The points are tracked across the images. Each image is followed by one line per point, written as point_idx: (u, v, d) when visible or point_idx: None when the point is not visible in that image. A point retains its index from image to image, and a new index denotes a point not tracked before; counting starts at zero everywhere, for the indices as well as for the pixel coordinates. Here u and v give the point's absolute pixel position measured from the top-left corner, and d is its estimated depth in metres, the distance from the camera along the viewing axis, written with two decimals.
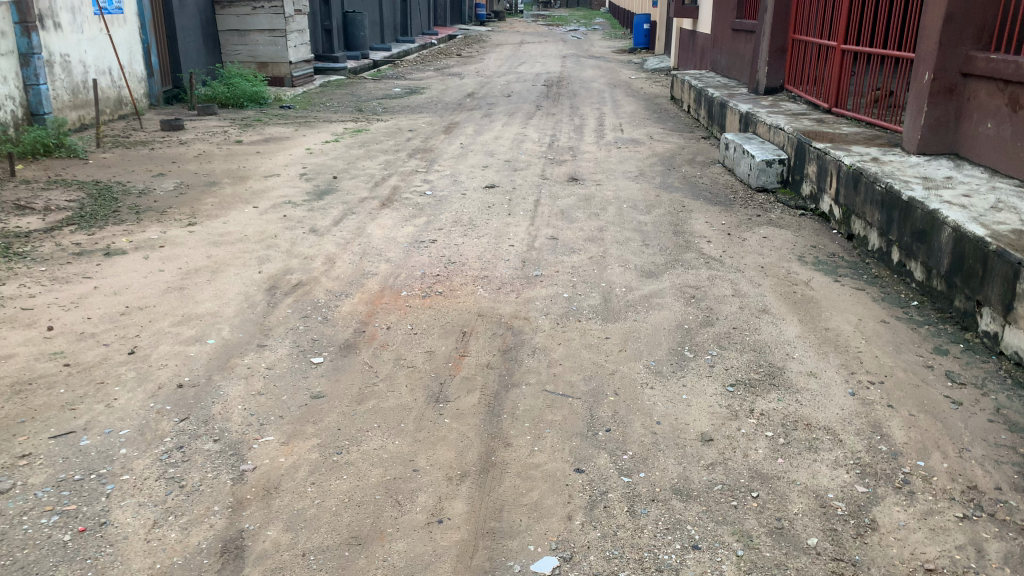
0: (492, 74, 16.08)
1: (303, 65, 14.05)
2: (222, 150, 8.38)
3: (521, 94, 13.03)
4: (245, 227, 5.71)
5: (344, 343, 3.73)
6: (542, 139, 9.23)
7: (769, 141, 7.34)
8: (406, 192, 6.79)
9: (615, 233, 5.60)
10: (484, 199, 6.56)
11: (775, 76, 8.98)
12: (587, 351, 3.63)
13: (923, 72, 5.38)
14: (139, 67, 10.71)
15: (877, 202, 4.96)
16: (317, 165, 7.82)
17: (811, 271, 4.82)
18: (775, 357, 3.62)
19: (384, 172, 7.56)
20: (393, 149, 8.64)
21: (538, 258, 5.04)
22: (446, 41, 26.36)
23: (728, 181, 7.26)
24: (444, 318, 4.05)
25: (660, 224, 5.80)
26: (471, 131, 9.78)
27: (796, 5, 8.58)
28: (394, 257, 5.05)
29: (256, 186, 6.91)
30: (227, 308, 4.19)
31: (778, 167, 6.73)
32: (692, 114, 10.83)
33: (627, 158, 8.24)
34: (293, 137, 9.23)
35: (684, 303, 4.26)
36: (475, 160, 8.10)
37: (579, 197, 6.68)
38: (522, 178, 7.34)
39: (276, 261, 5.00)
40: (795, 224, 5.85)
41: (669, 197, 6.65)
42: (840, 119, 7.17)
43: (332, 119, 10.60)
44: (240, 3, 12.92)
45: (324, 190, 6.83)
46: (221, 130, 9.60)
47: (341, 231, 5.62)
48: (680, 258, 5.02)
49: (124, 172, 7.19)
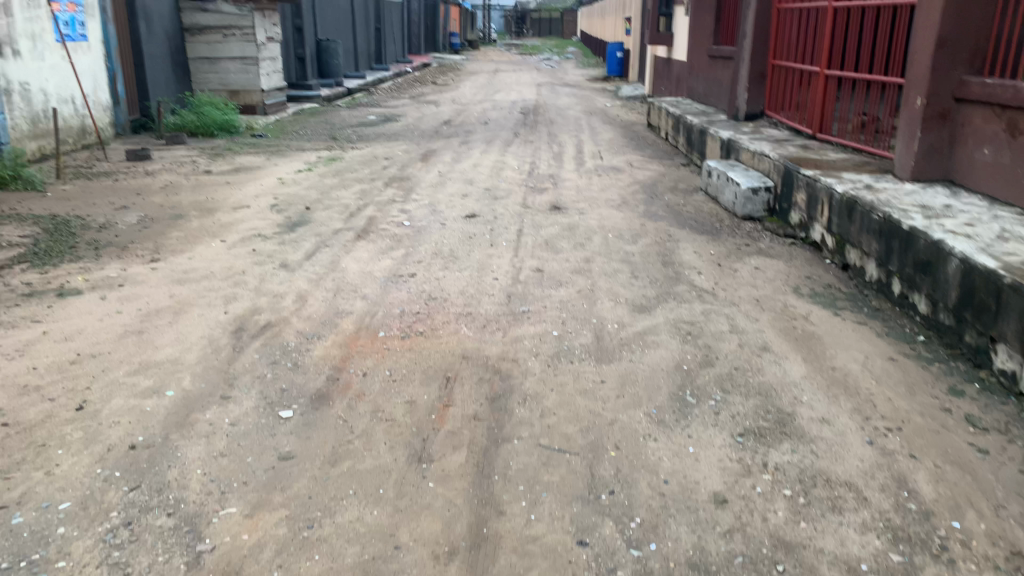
0: (469, 102, 15.91)
1: (276, 92, 13.83)
2: (189, 181, 8.05)
3: (499, 121, 12.84)
4: (211, 263, 5.38)
5: (316, 394, 3.41)
6: (521, 167, 9.01)
7: (755, 167, 7.15)
8: (382, 223, 6.50)
9: (602, 264, 5.35)
10: (464, 230, 6.28)
11: (756, 101, 8.85)
12: (582, 398, 3.34)
13: (915, 96, 5.22)
14: (104, 95, 10.36)
15: (873, 231, 4.75)
16: (288, 195, 7.51)
17: (810, 303, 4.59)
18: (783, 402, 3.36)
19: (360, 201, 7.27)
20: (368, 178, 8.36)
21: (524, 292, 4.76)
22: (421, 68, 26.25)
23: (714, 208, 7.06)
24: (425, 361, 3.74)
25: (649, 254, 5.56)
26: (448, 158, 9.54)
27: (775, 31, 8.47)
28: (371, 293, 4.75)
29: (224, 219, 6.58)
30: (188, 354, 3.86)
31: (765, 195, 6.52)
32: (671, 140, 10.67)
33: (610, 185, 8.02)
34: (265, 167, 8.92)
35: (681, 341, 3.98)
36: (454, 188, 7.85)
37: (562, 226, 6.43)
38: (503, 206, 7.08)
39: (243, 300, 4.68)
40: (787, 253, 5.64)
41: (655, 225, 6.42)
42: (827, 144, 7.01)
43: (305, 147, 10.30)
44: (210, 30, 12.65)
45: (296, 221, 6.52)
46: (190, 159, 9.26)
47: (314, 266, 5.32)
48: (672, 291, 4.77)
49: (84, 205, 6.84)
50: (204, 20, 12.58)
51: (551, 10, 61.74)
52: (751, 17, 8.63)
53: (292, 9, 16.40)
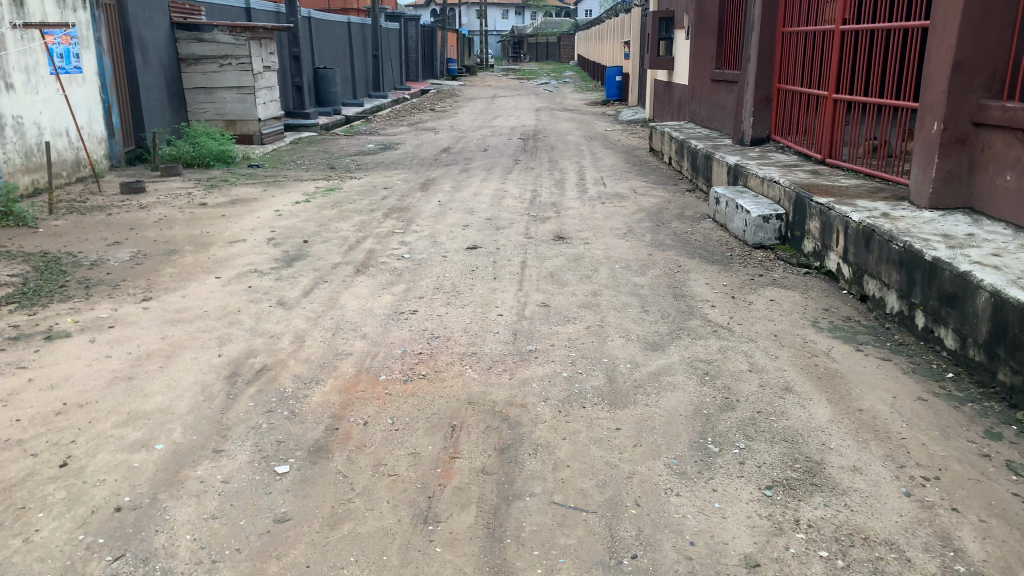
0: (467, 129, 15.83)
1: (273, 122, 13.78)
2: (185, 214, 7.89)
3: (499, 148, 12.73)
4: (206, 302, 5.20)
5: (315, 445, 3.22)
6: (523, 195, 8.87)
7: (763, 194, 7.01)
8: (382, 256, 6.34)
9: (610, 298, 5.18)
10: (466, 262, 6.11)
11: (761, 126, 8.75)
12: (597, 447, 3.15)
13: (931, 121, 5.09)
14: (99, 127, 10.24)
15: (894, 261, 4.59)
16: (286, 227, 7.35)
17: (830, 339, 4.42)
18: (811, 449, 3.17)
19: (359, 234, 7.11)
20: (367, 209, 8.20)
21: (530, 329, 4.58)
22: (419, 95, 26.28)
23: (722, 237, 6.90)
24: (429, 407, 3.55)
25: (658, 287, 5.39)
26: (448, 187, 9.40)
27: (779, 55, 8.38)
28: (371, 332, 4.57)
29: (220, 253, 6.41)
30: (180, 402, 3.67)
31: (776, 223, 6.38)
32: (674, 166, 10.55)
33: (614, 213, 7.87)
34: (262, 198, 8.77)
35: (697, 382, 3.82)
36: (455, 219, 7.69)
37: (567, 257, 6.27)
38: (506, 237, 6.92)
39: (238, 341, 4.49)
40: (801, 284, 5.47)
41: (662, 255, 6.26)
42: (836, 170, 6.87)
43: (303, 177, 10.17)
44: (207, 61, 12.60)
45: (293, 256, 6.35)
46: (185, 192, 9.11)
47: (312, 303, 5.14)
48: (684, 326, 4.60)
49: (76, 241, 6.67)
50: (201, 50, 12.54)
51: (547, 36, 62.15)
52: (755, 42, 8.54)
53: (289, 38, 16.37)
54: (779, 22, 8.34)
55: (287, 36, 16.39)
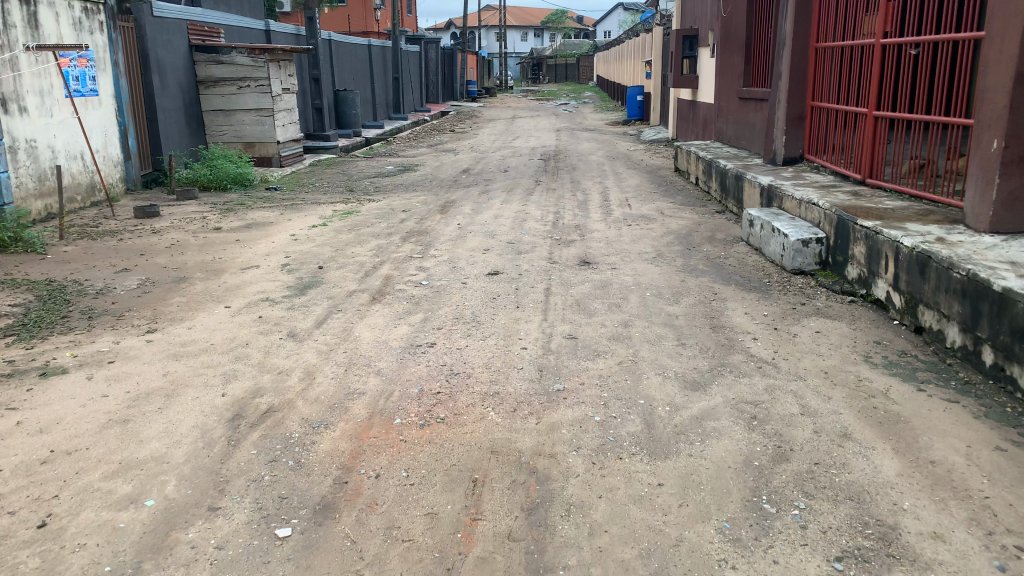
0: (488, 149, 15.58)
1: (292, 144, 13.62)
2: (197, 239, 7.64)
3: (520, 169, 12.45)
4: (212, 334, 4.91)
5: (321, 503, 2.88)
6: (545, 217, 8.55)
7: (801, 216, 6.63)
8: (399, 283, 6.03)
9: (642, 329, 4.82)
10: (487, 289, 5.79)
11: (794, 145, 8.39)
12: (638, 508, 2.81)
13: (990, 139, 4.72)
14: (114, 150, 10.09)
15: (955, 291, 4.20)
16: (301, 252, 7.08)
17: (887, 376, 4.03)
18: (882, 511, 2.80)
19: (375, 259, 6.81)
20: (385, 233, 7.91)
21: (557, 364, 4.24)
22: (438, 116, 26.15)
23: (758, 261, 6.53)
24: (448, 456, 3.21)
25: (693, 317, 5.04)
26: (469, 209, 9.10)
27: (812, 71, 8.03)
28: (386, 367, 4.24)
29: (230, 281, 6.14)
30: (176, 450, 3.36)
31: (816, 247, 5.99)
32: (702, 186, 10.19)
33: (642, 236, 7.52)
34: (277, 222, 8.52)
35: (744, 429, 3.46)
36: (475, 242, 7.38)
37: (594, 283, 5.92)
38: (529, 262, 6.58)
39: (244, 379, 4.18)
40: (848, 313, 5.09)
41: (696, 281, 5.90)
42: (879, 191, 6.49)
43: (321, 200, 9.94)
44: (225, 83, 12.47)
45: (307, 283, 6.06)
46: (200, 215, 8.89)
47: (325, 334, 4.83)
48: (725, 362, 4.24)
49: (83, 268, 6.43)
50: (219, 72, 12.41)
51: (567, 57, 62.19)
52: (787, 58, 8.21)
53: (309, 59, 16.25)
54: (812, 37, 7.99)
55: (307, 58, 16.28)
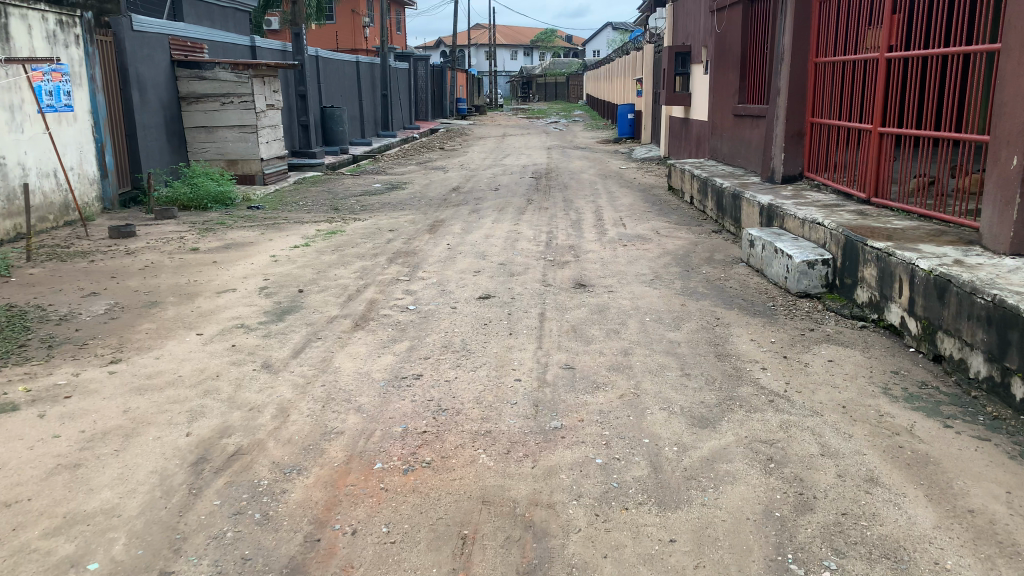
0: (477, 167, 15.30)
1: (276, 161, 13.31)
2: (173, 260, 7.30)
3: (510, 187, 12.16)
4: (181, 364, 4.57)
5: (288, 567, 2.54)
6: (537, 237, 8.25)
7: (804, 236, 6.35)
8: (384, 307, 5.70)
9: (643, 358, 4.51)
10: (478, 314, 5.47)
11: (793, 163, 8.15)
12: (648, 570, 2.48)
13: (1008, 155, 4.46)
14: (90, 168, 9.75)
15: (978, 318, 3.90)
16: (281, 275, 6.74)
17: (909, 410, 3.73)
18: (922, 571, 2.49)
19: (360, 281, 6.48)
20: (371, 254, 7.59)
21: (553, 397, 3.91)
22: (428, 134, 25.93)
23: (760, 283, 6.25)
24: (434, 508, 2.87)
25: (696, 344, 4.73)
26: (458, 229, 8.80)
27: (813, 87, 7.80)
28: (368, 403, 3.91)
29: (204, 306, 5.79)
30: (129, 501, 3.01)
31: (822, 269, 5.71)
32: (697, 205, 9.93)
33: (638, 257, 7.23)
34: (258, 242, 8.19)
35: (761, 472, 3.15)
36: (465, 264, 7.06)
37: (591, 307, 5.61)
38: (521, 285, 6.28)
39: (212, 415, 3.84)
40: (860, 340, 4.80)
41: (697, 305, 5.61)
42: (885, 210, 6.23)
43: (304, 219, 9.61)
44: (208, 99, 12.17)
45: (286, 307, 5.73)
46: (177, 235, 8.55)
47: (303, 365, 4.50)
48: (734, 395, 3.93)
49: (49, 292, 6.08)
50: (202, 88, 12.12)
51: (556, 76, 62.29)
52: (785, 74, 7.98)
53: (296, 76, 15.99)
54: (811, 52, 7.77)
55: (293, 75, 16.02)
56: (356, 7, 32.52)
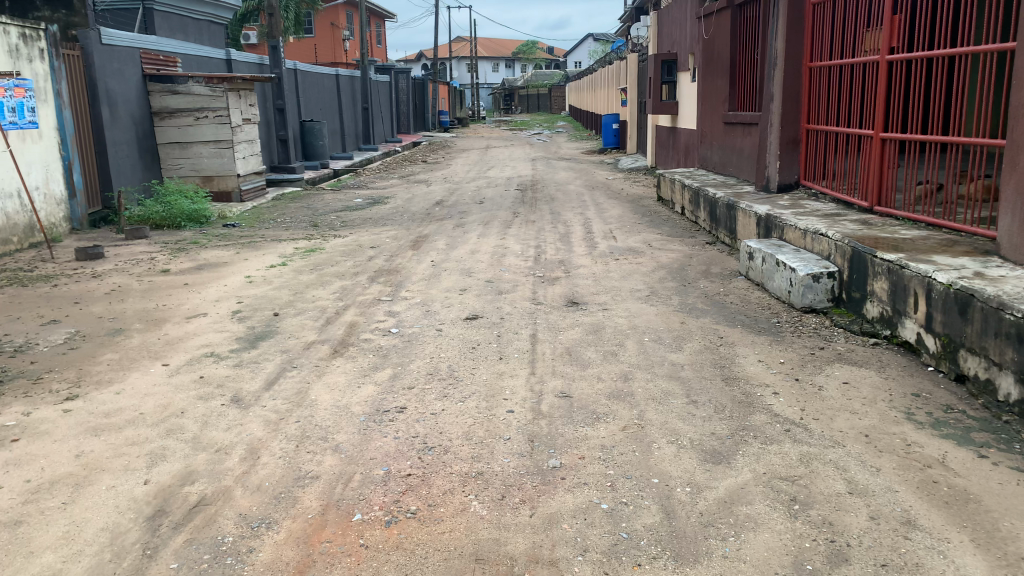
0: (461, 180, 15.00)
1: (254, 177, 12.96)
2: (141, 283, 6.92)
3: (495, 200, 11.85)
4: (143, 400, 4.19)
5: None
6: (525, 252, 7.93)
7: (806, 248, 6.08)
8: (364, 331, 5.35)
9: (644, 383, 4.19)
10: (465, 337, 5.13)
11: (789, 171, 7.90)
12: None
13: None
14: (57, 187, 9.34)
15: (1007, 336, 3.61)
16: (256, 297, 6.38)
17: (938, 438, 3.42)
18: None
19: (340, 303, 6.13)
20: (351, 272, 7.24)
21: (549, 431, 3.57)
22: (410, 148, 25.61)
23: (761, 298, 5.96)
24: (422, 570, 2.53)
25: (701, 366, 4.43)
26: (442, 245, 8.46)
27: (808, 92, 7.57)
28: (347, 441, 3.55)
29: (173, 333, 5.42)
30: (73, 567, 2.64)
31: (828, 282, 5.43)
32: (689, 215, 9.67)
33: (631, 272, 6.92)
34: (233, 262, 7.83)
35: (785, 516, 2.83)
36: (450, 282, 6.72)
37: (585, 327, 5.29)
38: (510, 303, 5.95)
39: (174, 459, 3.46)
40: (874, 359, 4.51)
41: (697, 323, 5.30)
42: (890, 219, 5.97)
43: (282, 237, 9.25)
44: (181, 114, 11.80)
45: (259, 333, 5.37)
46: (148, 256, 8.16)
47: (277, 399, 4.14)
48: (747, 426, 3.63)
49: (5, 321, 5.68)
50: (175, 103, 11.72)
51: (538, 87, 62.27)
52: (778, 79, 7.73)
53: (273, 90, 15.65)
54: (806, 56, 7.54)
55: (271, 89, 15.67)
56: (335, 21, 32.27)
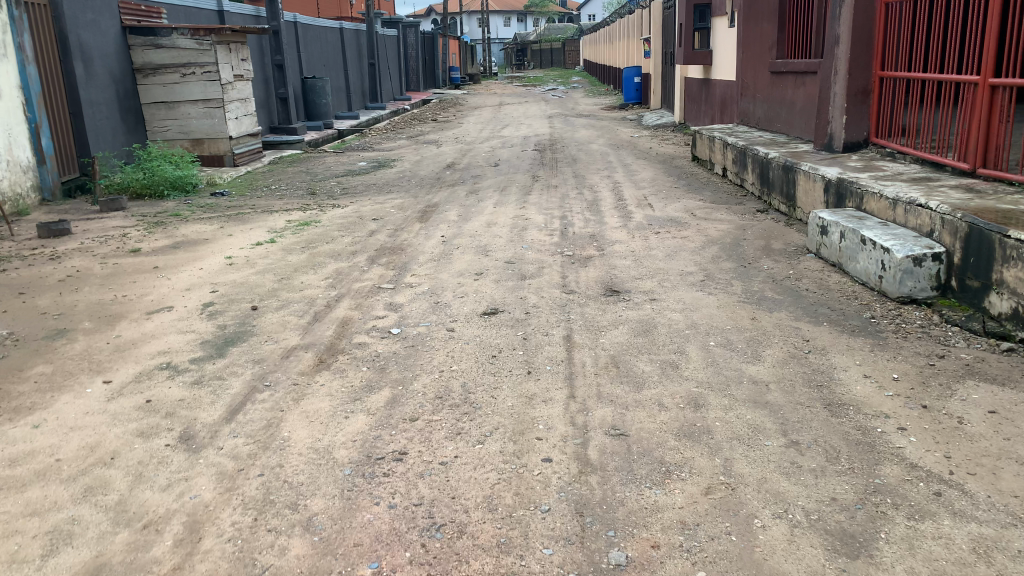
0: (474, 140, 13.85)
1: (248, 139, 11.88)
2: (104, 267, 5.92)
3: (512, 162, 10.73)
4: (67, 436, 3.21)
5: None
6: (550, 224, 6.87)
7: (895, 220, 4.98)
8: (358, 332, 4.32)
9: (721, 414, 3.16)
10: (483, 340, 4.11)
11: (858, 127, 6.76)
12: None
13: None
14: (23, 153, 8.31)
15: None
16: (233, 284, 5.37)
17: None
18: None
19: (332, 292, 5.10)
20: (348, 251, 6.21)
21: (604, 497, 2.58)
22: (420, 106, 24.34)
23: (842, 283, 4.90)
24: None
25: (791, 387, 3.41)
26: (454, 216, 7.41)
27: (883, 32, 6.40)
28: (324, 513, 2.57)
29: (126, 335, 4.42)
30: None
31: (932, 266, 4.36)
32: (733, 178, 8.54)
33: (677, 249, 5.86)
34: (215, 239, 6.81)
35: None
36: (464, 263, 5.69)
37: (631, 325, 4.26)
38: (536, 292, 4.91)
39: (84, 541, 2.48)
40: (1017, 372, 3.46)
41: (772, 320, 4.26)
42: (1003, 185, 4.86)
43: (274, 207, 8.22)
44: (166, 70, 10.74)
45: (232, 335, 4.38)
46: (120, 232, 7.16)
47: (238, 438, 3.15)
48: (880, 486, 2.61)
49: None
50: (159, 58, 10.68)
51: (551, 41, 60.21)
52: (847, 17, 6.55)
53: (270, 44, 14.48)
54: None
55: (268, 43, 14.50)
56: None
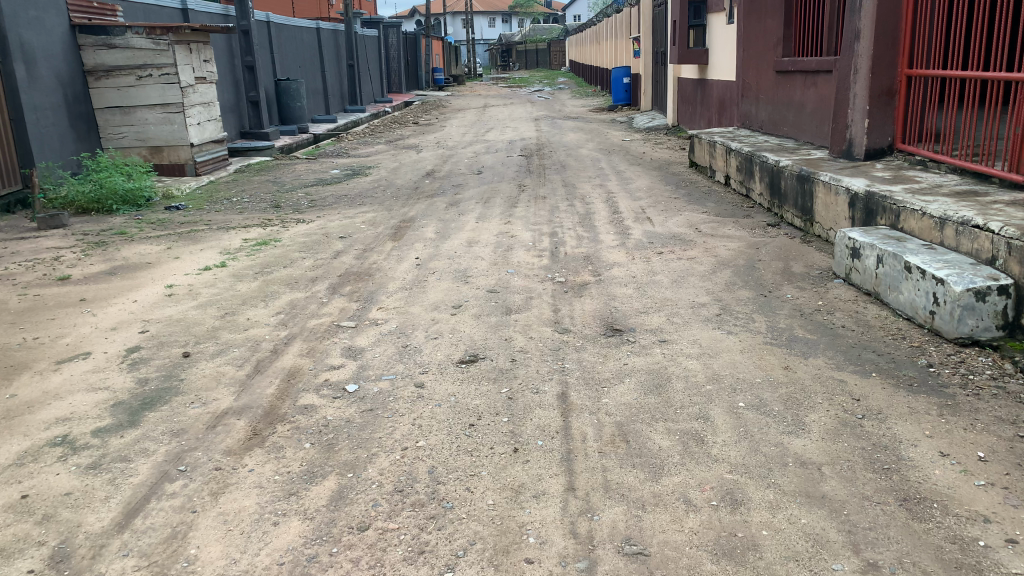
0: (456, 145, 13.06)
1: (212, 145, 11.05)
2: (22, 299, 5.11)
3: (497, 170, 9.97)
4: None
5: None
6: (538, 242, 6.10)
7: (943, 242, 4.25)
8: (306, 389, 3.53)
9: (768, 518, 2.41)
10: (458, 401, 3.34)
11: (881, 132, 6.04)
12: None
13: None
14: None
15: None
16: (166, 323, 4.56)
17: None
18: None
19: (283, 333, 4.30)
20: (309, 277, 5.42)
21: None
22: (403, 109, 23.52)
23: (883, 318, 4.17)
24: None
25: (852, 471, 2.67)
26: (431, 232, 6.63)
27: (910, 24, 5.67)
28: None
29: (23, 394, 3.61)
30: None
31: (998, 301, 3.63)
32: (738, 186, 7.80)
33: (685, 273, 5.11)
34: (158, 263, 6.00)
35: None
36: (440, 293, 4.90)
37: (640, 379, 3.49)
38: (524, 332, 4.14)
39: None
40: None
41: (809, 370, 3.51)
42: None
43: (231, 223, 7.42)
44: (121, 72, 9.89)
45: (153, 393, 3.58)
46: (52, 255, 6.34)
47: (128, 558, 2.36)
48: None
49: None
50: (112, 59, 9.83)
51: (537, 43, 59.49)
52: (869, 9, 5.81)
53: (240, 45, 13.64)
54: None
55: (237, 43, 13.66)
56: None
